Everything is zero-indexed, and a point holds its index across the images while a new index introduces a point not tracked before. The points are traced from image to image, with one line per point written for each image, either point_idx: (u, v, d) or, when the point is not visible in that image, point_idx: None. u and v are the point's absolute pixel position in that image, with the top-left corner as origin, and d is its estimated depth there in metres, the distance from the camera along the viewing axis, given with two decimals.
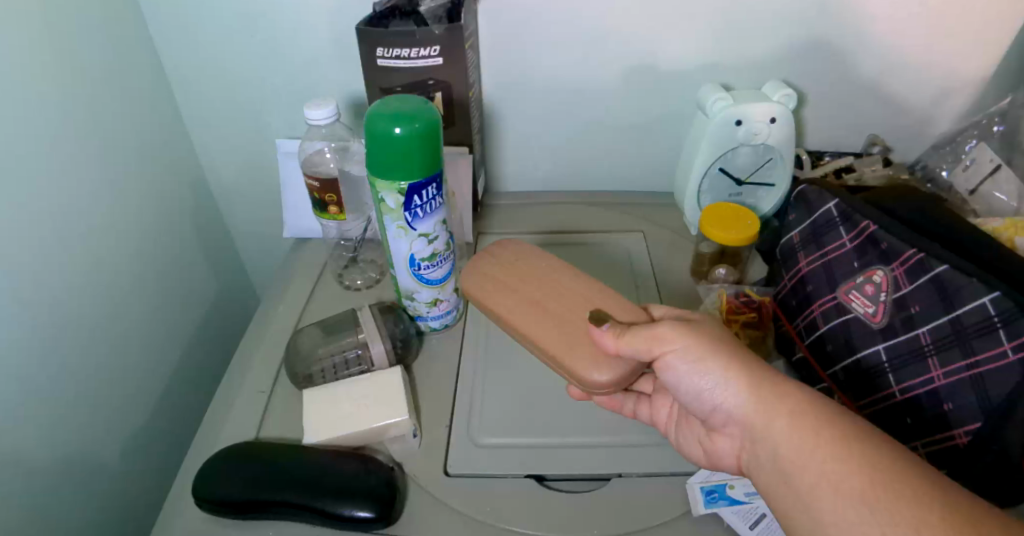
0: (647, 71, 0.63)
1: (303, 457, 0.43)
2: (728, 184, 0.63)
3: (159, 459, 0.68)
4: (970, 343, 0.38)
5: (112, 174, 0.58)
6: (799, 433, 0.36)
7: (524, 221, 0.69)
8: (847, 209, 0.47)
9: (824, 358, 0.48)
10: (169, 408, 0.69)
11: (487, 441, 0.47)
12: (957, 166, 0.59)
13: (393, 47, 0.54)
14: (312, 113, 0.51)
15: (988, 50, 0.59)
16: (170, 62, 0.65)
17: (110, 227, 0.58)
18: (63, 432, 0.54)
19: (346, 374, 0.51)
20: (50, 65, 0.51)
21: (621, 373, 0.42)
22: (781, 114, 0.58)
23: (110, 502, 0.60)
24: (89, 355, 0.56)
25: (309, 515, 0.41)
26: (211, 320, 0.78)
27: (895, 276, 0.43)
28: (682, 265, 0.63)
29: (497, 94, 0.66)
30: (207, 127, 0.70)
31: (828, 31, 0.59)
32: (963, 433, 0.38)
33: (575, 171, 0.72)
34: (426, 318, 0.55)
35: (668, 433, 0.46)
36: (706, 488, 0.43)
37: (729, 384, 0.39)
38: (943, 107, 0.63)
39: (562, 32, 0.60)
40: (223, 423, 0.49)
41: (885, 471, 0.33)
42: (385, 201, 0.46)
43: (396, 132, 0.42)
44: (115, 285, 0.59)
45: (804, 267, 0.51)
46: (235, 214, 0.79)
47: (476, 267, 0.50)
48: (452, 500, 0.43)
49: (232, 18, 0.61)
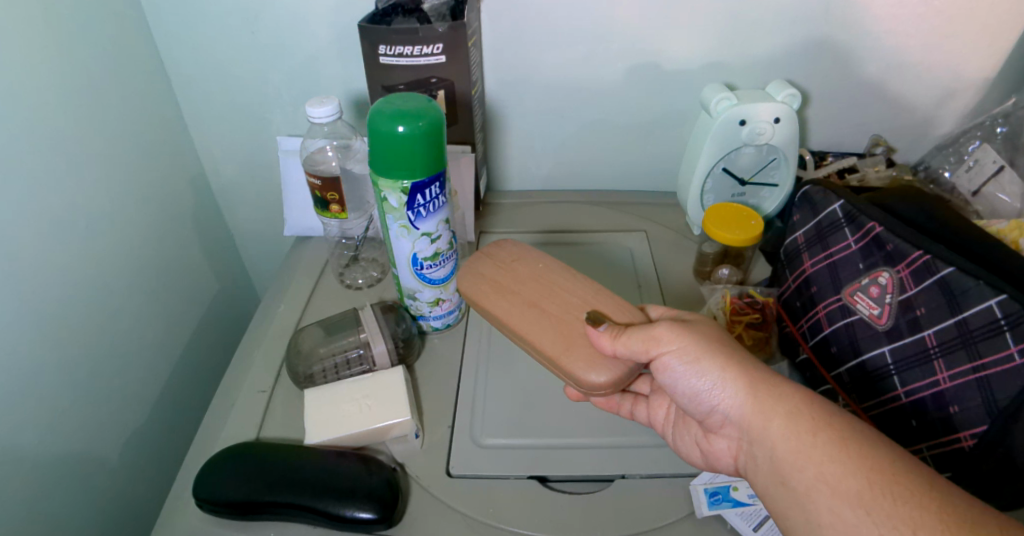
0: (650, 72, 0.62)
1: (303, 457, 0.43)
2: (732, 184, 0.63)
3: (159, 457, 0.68)
4: (976, 346, 0.38)
5: (112, 172, 0.58)
6: (798, 435, 0.36)
7: (526, 220, 0.69)
8: (853, 210, 0.47)
9: (827, 360, 0.48)
10: (169, 407, 0.69)
11: (489, 442, 0.46)
12: (960, 167, 0.59)
13: (395, 45, 0.54)
14: (313, 111, 0.51)
15: (992, 51, 0.58)
16: (171, 60, 0.64)
17: (110, 226, 0.58)
18: (62, 430, 0.53)
19: (347, 374, 0.50)
20: (49, 63, 0.50)
21: (619, 374, 0.42)
22: (785, 114, 0.57)
23: (110, 501, 0.60)
24: (90, 353, 0.56)
25: (309, 516, 0.40)
26: (211, 318, 0.78)
27: (901, 277, 0.42)
28: (683, 265, 0.63)
29: (500, 92, 0.65)
30: (207, 124, 0.69)
31: (832, 33, 0.58)
32: (968, 436, 0.38)
33: (576, 170, 0.72)
34: (427, 318, 0.54)
35: (665, 434, 0.46)
36: (710, 490, 0.42)
37: (727, 386, 0.39)
38: (945, 108, 0.63)
39: (565, 31, 0.60)
40: (224, 423, 0.48)
41: (886, 473, 0.33)
42: (388, 201, 0.46)
43: (399, 130, 0.42)
44: (116, 284, 0.59)
45: (809, 268, 0.50)
46: (236, 212, 0.79)
47: (477, 267, 0.50)
48: (455, 501, 0.43)
49: (232, 15, 0.60)
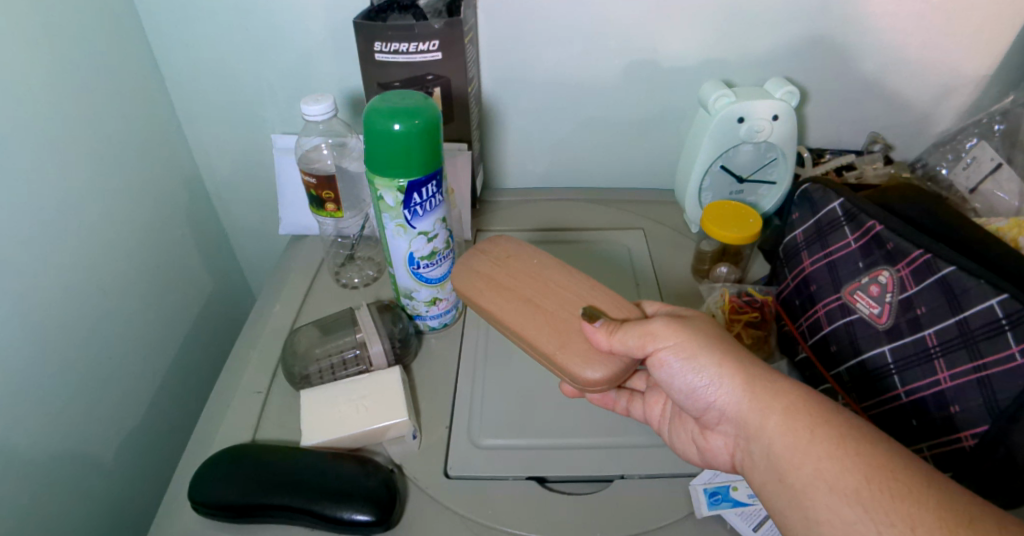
0: (649, 70, 0.62)
1: (301, 459, 0.42)
2: (729, 182, 0.63)
3: (155, 456, 0.67)
4: (976, 346, 0.38)
5: (108, 170, 0.58)
6: (793, 431, 0.36)
7: (523, 218, 0.68)
8: (852, 209, 0.47)
9: (827, 359, 0.48)
10: (165, 406, 0.68)
11: (487, 443, 0.46)
12: (957, 165, 0.59)
13: (391, 41, 0.53)
14: (308, 109, 0.50)
15: (990, 49, 0.58)
16: (165, 59, 0.63)
17: (104, 226, 0.57)
18: (55, 431, 0.53)
19: (344, 374, 0.50)
20: (41, 61, 0.49)
21: (613, 371, 0.42)
22: (783, 111, 0.57)
23: (105, 501, 0.60)
24: (84, 352, 0.55)
25: (307, 519, 0.40)
26: (206, 317, 0.77)
27: (901, 276, 0.42)
28: (681, 263, 0.63)
29: (497, 90, 0.65)
30: (201, 123, 0.69)
31: (831, 31, 0.58)
32: (969, 436, 0.38)
33: (573, 168, 0.72)
34: (425, 317, 0.54)
35: (662, 431, 0.46)
36: (709, 490, 0.42)
37: (723, 383, 0.39)
38: (943, 106, 0.63)
39: (562, 28, 0.60)
40: (220, 423, 0.48)
41: (884, 470, 0.33)
42: (384, 199, 0.45)
43: (395, 129, 0.41)
44: (111, 284, 0.59)
45: (808, 266, 0.50)
46: (231, 211, 0.78)
47: (471, 266, 0.49)
48: (453, 502, 0.42)
49: (226, 12, 0.59)
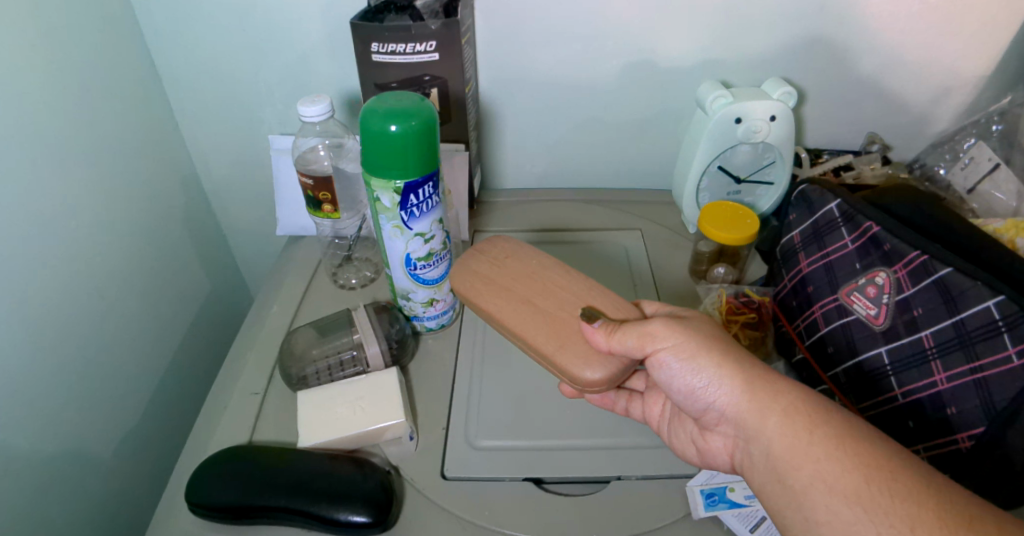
0: (647, 70, 0.62)
1: (297, 459, 0.42)
2: (727, 182, 0.63)
3: (152, 457, 0.67)
4: (974, 347, 0.38)
5: (104, 170, 0.57)
6: (791, 432, 0.36)
7: (521, 219, 0.68)
8: (849, 209, 0.47)
9: (824, 359, 0.48)
10: (162, 407, 0.68)
11: (485, 444, 0.46)
12: (955, 165, 0.59)
13: (389, 42, 0.53)
14: (305, 110, 0.50)
15: (989, 48, 0.58)
16: (163, 60, 0.63)
17: (101, 227, 0.57)
18: (52, 432, 0.53)
19: (340, 375, 0.50)
20: (39, 63, 0.50)
21: (612, 372, 0.41)
22: (781, 111, 0.57)
23: (104, 500, 0.60)
24: (81, 353, 0.55)
25: (304, 520, 0.40)
26: (203, 318, 0.77)
27: (898, 277, 0.42)
28: (679, 263, 0.63)
29: (494, 90, 0.65)
30: (198, 123, 0.69)
31: (829, 32, 0.58)
32: (966, 437, 0.38)
33: (570, 169, 0.72)
34: (422, 318, 0.54)
35: (661, 431, 0.46)
36: (706, 491, 0.42)
37: (722, 383, 0.39)
38: (941, 106, 0.63)
39: (560, 28, 0.60)
40: (217, 424, 0.48)
41: (882, 471, 0.33)
42: (380, 201, 0.45)
43: (390, 130, 0.41)
44: (108, 286, 0.59)
45: (805, 267, 0.50)
46: (228, 211, 0.78)
47: (468, 266, 0.49)
48: (449, 503, 0.42)
49: (223, 12, 0.59)
